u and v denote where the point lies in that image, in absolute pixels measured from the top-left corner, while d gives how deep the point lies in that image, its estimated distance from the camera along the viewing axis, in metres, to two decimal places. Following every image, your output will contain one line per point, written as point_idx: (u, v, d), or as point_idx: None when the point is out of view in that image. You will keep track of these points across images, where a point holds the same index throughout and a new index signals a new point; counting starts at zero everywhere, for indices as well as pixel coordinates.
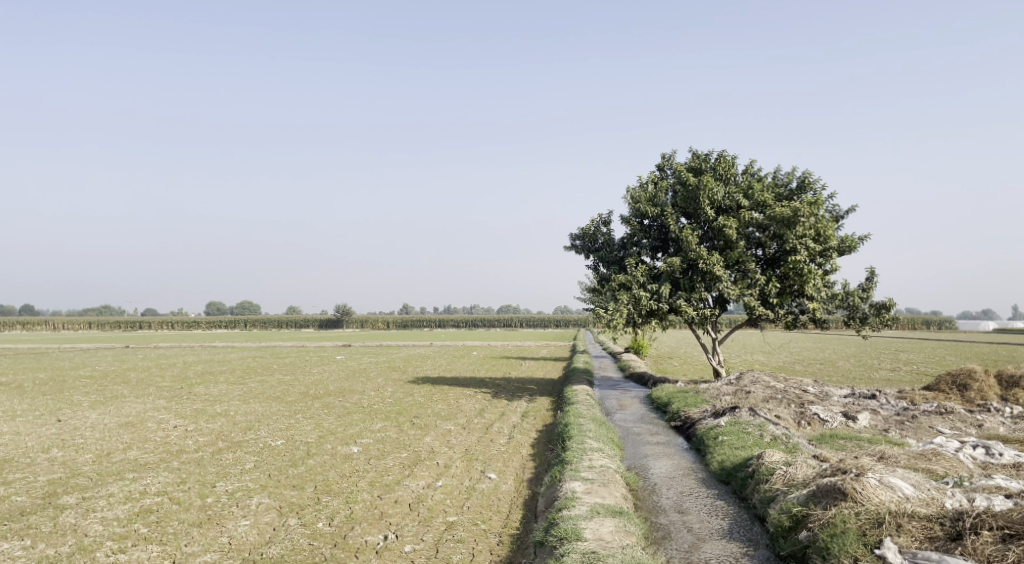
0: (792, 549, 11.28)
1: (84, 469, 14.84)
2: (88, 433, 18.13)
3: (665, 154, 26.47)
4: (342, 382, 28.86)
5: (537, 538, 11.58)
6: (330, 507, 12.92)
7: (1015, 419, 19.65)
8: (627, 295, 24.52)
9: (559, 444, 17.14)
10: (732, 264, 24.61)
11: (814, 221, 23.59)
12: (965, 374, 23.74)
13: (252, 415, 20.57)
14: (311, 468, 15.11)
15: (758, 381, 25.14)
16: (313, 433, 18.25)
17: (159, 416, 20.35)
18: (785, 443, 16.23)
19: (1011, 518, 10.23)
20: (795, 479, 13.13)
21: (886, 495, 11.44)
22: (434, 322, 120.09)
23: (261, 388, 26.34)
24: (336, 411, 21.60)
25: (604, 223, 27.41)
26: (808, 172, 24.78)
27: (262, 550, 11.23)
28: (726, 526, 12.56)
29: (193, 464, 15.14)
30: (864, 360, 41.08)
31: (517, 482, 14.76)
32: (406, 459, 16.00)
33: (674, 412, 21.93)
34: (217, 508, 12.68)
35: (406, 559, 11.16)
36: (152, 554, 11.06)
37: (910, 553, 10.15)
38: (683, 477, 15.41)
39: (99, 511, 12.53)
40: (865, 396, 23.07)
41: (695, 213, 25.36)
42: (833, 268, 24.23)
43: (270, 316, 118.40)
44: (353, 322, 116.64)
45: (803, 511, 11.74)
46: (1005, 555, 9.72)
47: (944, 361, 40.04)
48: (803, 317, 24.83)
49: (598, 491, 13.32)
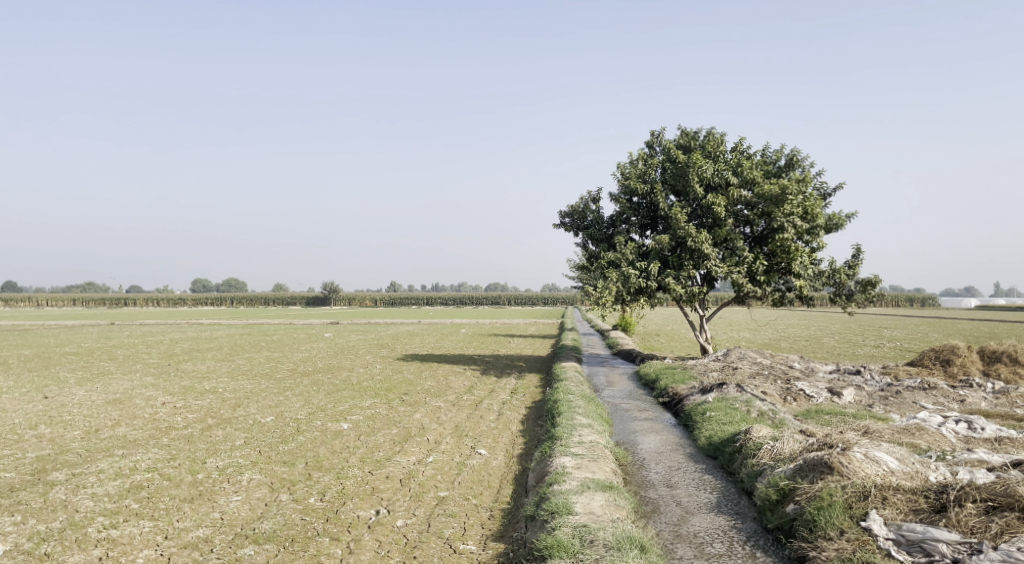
0: (778, 522, 11.42)
1: (72, 446, 14.76)
2: (75, 409, 18.05)
3: (654, 131, 26.42)
4: (330, 359, 28.88)
5: (528, 513, 11.69)
6: (322, 483, 12.96)
7: (997, 394, 19.96)
8: (615, 273, 24.53)
9: (549, 420, 17.26)
10: (720, 242, 24.66)
11: (802, 199, 23.73)
12: (948, 349, 24.11)
13: (240, 392, 20.52)
14: (302, 444, 15.12)
15: (745, 357, 25.43)
16: (303, 410, 18.26)
17: (148, 393, 20.29)
18: (771, 419, 16.43)
19: (994, 490, 10.37)
20: (782, 453, 13.32)
21: (871, 469, 11.63)
22: (423, 300, 119.80)
23: (250, 365, 26.30)
24: (325, 388, 21.64)
25: (593, 201, 27.39)
26: (797, 149, 24.87)
27: (255, 525, 11.26)
28: (713, 500, 12.72)
29: (184, 441, 15.10)
30: (848, 337, 41.64)
31: (507, 458, 14.86)
32: (396, 435, 16.08)
33: (662, 388, 22.10)
34: (208, 484, 12.68)
35: (398, 533, 11.22)
36: (144, 529, 11.06)
37: (895, 525, 10.31)
38: (671, 451, 15.57)
39: (89, 487, 12.49)
40: (850, 372, 23.35)
41: (684, 190, 25.37)
42: (820, 246, 24.43)
43: (257, 294, 117.68)
44: (341, 299, 116.15)
45: (790, 485, 11.91)
46: (988, 527, 9.86)
47: (927, 337, 40.72)
48: (789, 295, 25.01)
49: (588, 467, 13.43)
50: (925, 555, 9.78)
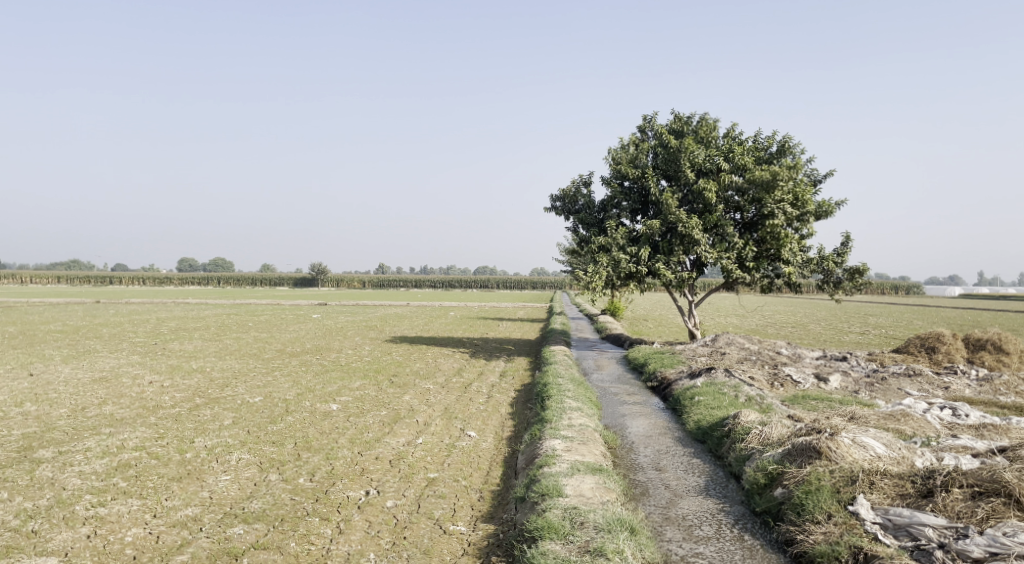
0: (766, 505, 11.49)
1: (59, 423, 14.63)
2: (61, 387, 17.89)
3: (647, 115, 26.31)
4: (318, 340, 28.78)
5: (518, 494, 11.73)
6: (311, 463, 12.92)
7: (981, 381, 20.18)
8: (606, 257, 24.51)
9: (538, 403, 17.29)
10: (711, 228, 24.68)
11: (793, 185, 23.78)
12: (934, 337, 24.30)
13: (228, 372, 20.42)
14: (290, 425, 15.04)
15: (733, 342, 25.55)
16: (291, 390, 18.18)
17: (134, 371, 20.13)
18: (759, 404, 16.53)
19: (980, 476, 10.46)
20: (770, 438, 13.39)
21: (859, 454, 11.73)
22: (411, 283, 119.39)
23: (238, 345, 26.16)
24: (314, 368, 21.58)
25: (584, 185, 27.29)
26: (788, 136, 24.85)
27: (244, 504, 11.21)
28: (702, 483, 12.81)
29: (171, 420, 14.99)
30: (834, 324, 41.98)
31: (496, 440, 14.88)
32: (386, 416, 16.04)
33: (651, 372, 22.21)
34: (197, 463, 12.60)
35: (388, 514, 11.21)
36: (133, 508, 10.98)
37: (883, 510, 10.41)
38: (659, 435, 15.65)
39: (76, 465, 12.38)
40: (837, 359, 23.53)
41: (675, 175, 25.35)
42: (809, 233, 24.51)
43: (243, 274, 116.87)
44: (328, 281, 115.48)
45: (779, 469, 12.00)
46: (974, 512, 9.97)
47: (911, 325, 41.18)
48: (778, 281, 25.09)
49: (578, 449, 13.46)
50: (911, 539, 9.89)
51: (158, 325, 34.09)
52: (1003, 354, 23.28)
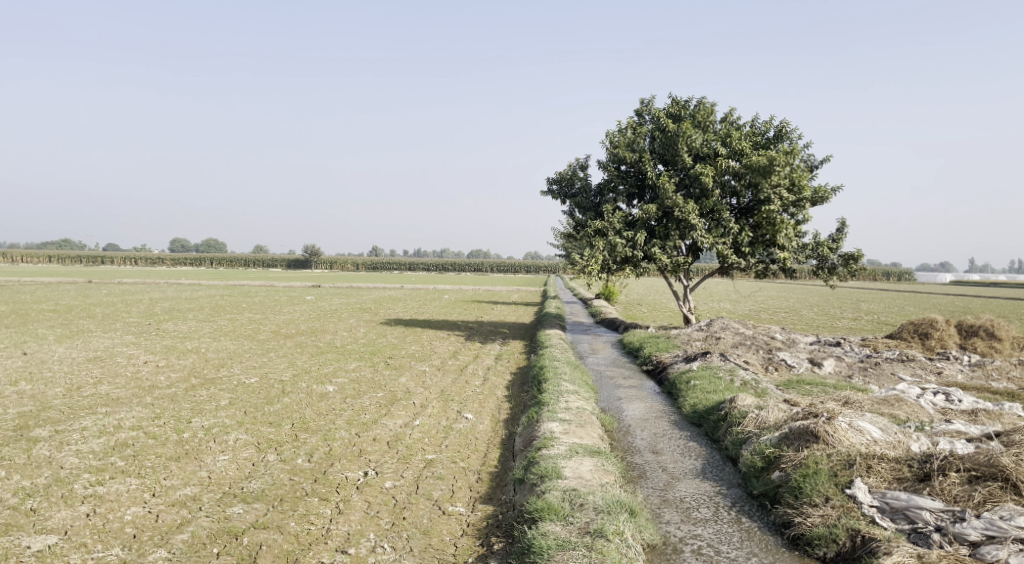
0: (764, 488, 11.52)
1: (54, 403, 14.51)
2: (55, 366, 17.76)
3: (645, 99, 26.14)
4: (314, 321, 28.74)
5: (517, 476, 11.73)
6: (309, 443, 12.89)
7: (973, 367, 20.32)
8: (603, 242, 24.51)
9: (534, 386, 17.28)
10: (708, 213, 24.64)
11: (789, 171, 23.71)
12: (927, 323, 24.40)
13: (224, 353, 20.33)
14: (287, 406, 14.99)
15: (728, 326, 25.61)
16: (287, 372, 18.11)
17: (129, 351, 20.02)
18: (754, 388, 16.58)
19: (978, 460, 10.50)
20: (766, 422, 13.45)
21: (856, 438, 11.78)
22: (405, 266, 118.94)
23: (233, 326, 26.04)
24: (310, 350, 21.53)
25: (581, 168, 27.19)
26: (785, 122, 24.74)
27: (243, 484, 11.19)
28: (698, 466, 12.86)
29: (167, 400, 14.91)
30: (827, 309, 42.10)
31: (493, 423, 14.86)
32: (382, 398, 16.02)
33: (646, 356, 22.25)
34: (194, 444, 12.54)
35: (387, 495, 11.20)
36: (131, 487, 10.92)
37: (880, 493, 10.48)
38: (655, 419, 15.68)
39: (73, 444, 12.31)
40: (831, 344, 23.66)
41: (672, 160, 25.22)
42: (805, 218, 24.46)
43: (236, 255, 116.29)
44: (323, 262, 115.04)
45: (776, 453, 12.06)
46: (971, 496, 10.05)
47: (904, 311, 41.31)
48: (773, 266, 25.18)
49: (575, 432, 13.47)
50: (908, 523, 9.97)
51: (153, 304, 33.85)
52: (995, 341, 23.41)
